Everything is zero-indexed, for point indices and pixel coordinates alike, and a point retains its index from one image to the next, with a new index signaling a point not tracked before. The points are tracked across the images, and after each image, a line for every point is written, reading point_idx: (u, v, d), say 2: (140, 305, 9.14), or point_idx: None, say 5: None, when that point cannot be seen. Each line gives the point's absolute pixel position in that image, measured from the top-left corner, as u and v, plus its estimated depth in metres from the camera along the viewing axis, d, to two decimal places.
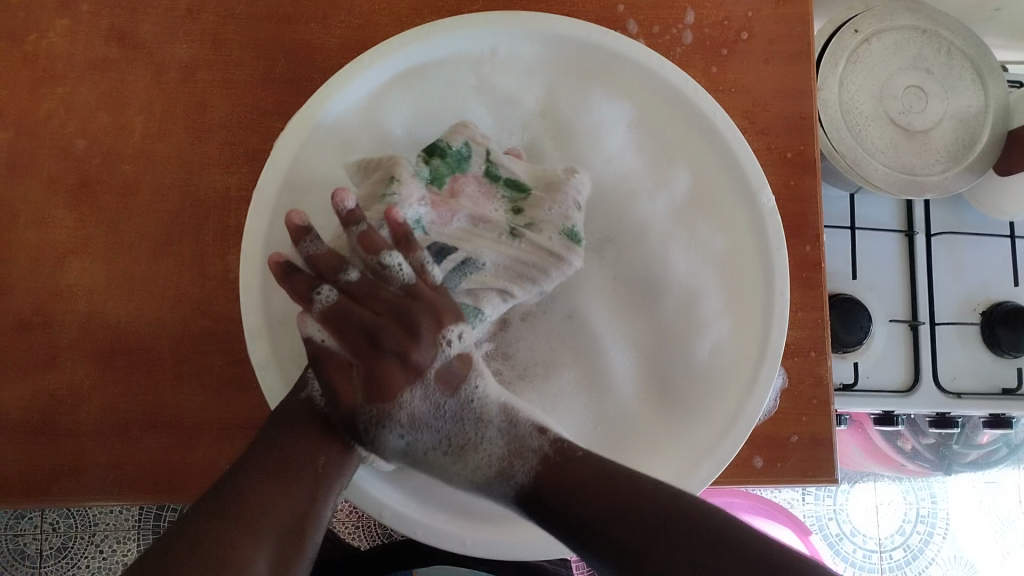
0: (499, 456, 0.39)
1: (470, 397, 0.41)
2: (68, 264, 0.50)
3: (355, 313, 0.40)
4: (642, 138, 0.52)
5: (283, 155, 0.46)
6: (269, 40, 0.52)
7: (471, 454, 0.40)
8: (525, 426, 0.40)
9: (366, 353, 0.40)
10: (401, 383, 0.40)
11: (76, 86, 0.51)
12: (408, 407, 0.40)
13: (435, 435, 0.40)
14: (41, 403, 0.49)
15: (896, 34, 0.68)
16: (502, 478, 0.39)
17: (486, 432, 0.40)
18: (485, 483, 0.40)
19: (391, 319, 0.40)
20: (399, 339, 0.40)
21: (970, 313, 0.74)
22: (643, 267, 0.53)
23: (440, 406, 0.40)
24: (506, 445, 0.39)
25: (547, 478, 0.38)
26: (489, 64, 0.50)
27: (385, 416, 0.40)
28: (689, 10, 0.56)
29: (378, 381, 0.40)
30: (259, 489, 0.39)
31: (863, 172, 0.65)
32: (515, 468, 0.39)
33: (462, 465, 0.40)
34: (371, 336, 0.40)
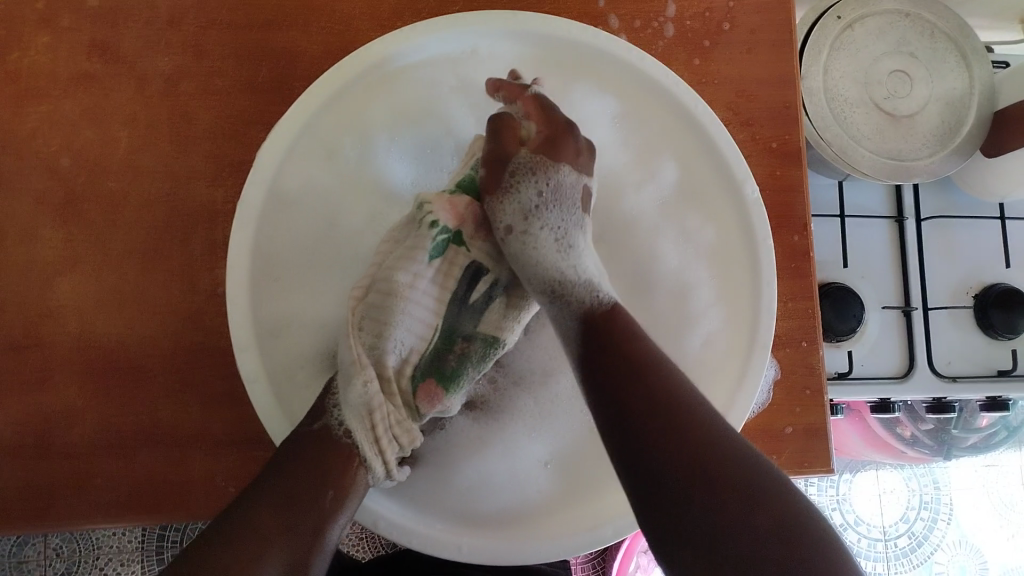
0: (581, 275, 0.45)
1: (566, 237, 0.46)
2: (56, 281, 0.50)
3: (523, 182, 0.46)
4: (626, 133, 0.52)
5: (265, 164, 0.46)
6: (250, 48, 0.52)
7: (571, 256, 0.46)
8: (600, 290, 0.44)
9: (505, 179, 0.46)
10: (567, 162, 0.46)
11: (58, 103, 0.51)
12: (558, 176, 0.46)
13: (553, 210, 0.46)
14: (33, 422, 0.49)
15: (877, 19, 0.68)
16: (575, 290, 0.44)
17: (579, 253, 0.46)
18: (557, 287, 0.45)
19: (554, 142, 0.46)
20: (539, 189, 0.46)
21: (963, 296, 0.74)
22: (636, 265, 0.52)
23: (545, 204, 0.46)
24: (582, 276, 0.45)
25: (611, 318, 0.43)
26: (469, 63, 0.50)
27: (502, 176, 0.46)
28: (670, 3, 0.56)
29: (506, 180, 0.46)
30: (264, 519, 0.37)
31: (851, 160, 0.65)
32: (592, 285, 0.45)
33: (545, 295, 0.46)
34: (506, 165, 0.46)
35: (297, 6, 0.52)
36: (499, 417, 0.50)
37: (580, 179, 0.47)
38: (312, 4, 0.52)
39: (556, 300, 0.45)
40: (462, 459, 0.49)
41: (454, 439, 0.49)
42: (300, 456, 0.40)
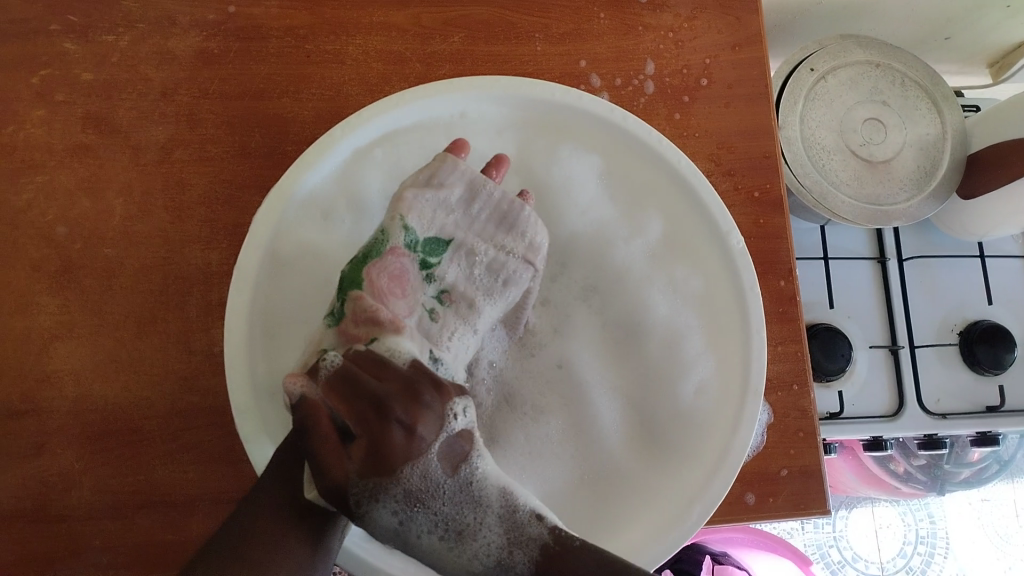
0: (497, 548, 0.37)
1: (477, 476, 0.38)
2: (53, 349, 0.50)
3: (359, 377, 0.38)
4: (613, 188, 0.53)
5: (261, 234, 0.46)
6: (243, 116, 0.53)
7: (469, 544, 0.37)
8: (519, 554, 0.37)
9: (371, 421, 0.37)
10: (402, 457, 0.37)
11: (55, 174, 0.52)
12: (404, 481, 0.37)
13: (431, 519, 0.37)
14: (31, 490, 0.49)
15: (850, 69, 0.70)
16: (501, 571, 0.37)
17: (484, 522, 0.37)
18: None
19: (380, 448, 0.36)
20: (407, 409, 0.37)
21: (948, 333, 0.75)
22: (624, 312, 0.54)
23: (439, 485, 0.37)
24: (502, 535, 0.37)
25: (551, 572, 0.36)
26: (459, 126, 0.51)
27: (379, 490, 0.37)
28: (648, 62, 0.58)
29: (379, 450, 0.36)
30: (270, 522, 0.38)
31: (831, 206, 0.66)
32: (513, 560, 0.37)
33: (474, 543, 0.37)
34: (379, 402, 0.37)
35: (287, 74, 0.54)
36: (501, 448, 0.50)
37: (466, 417, 0.39)
38: (303, 72, 0.54)
39: (497, 571, 0.37)
40: None
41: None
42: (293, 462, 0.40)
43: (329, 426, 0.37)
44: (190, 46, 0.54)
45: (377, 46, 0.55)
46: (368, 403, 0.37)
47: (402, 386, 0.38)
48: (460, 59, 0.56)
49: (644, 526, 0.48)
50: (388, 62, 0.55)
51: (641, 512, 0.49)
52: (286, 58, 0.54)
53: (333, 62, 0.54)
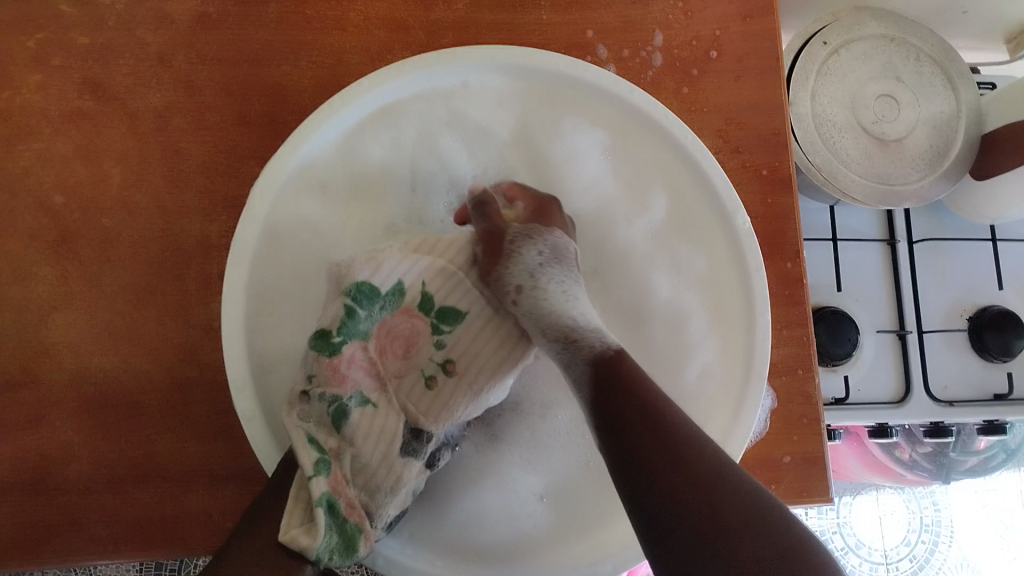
0: (593, 325, 0.42)
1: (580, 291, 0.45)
2: (48, 319, 0.49)
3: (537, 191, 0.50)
4: (618, 164, 0.51)
5: (258, 206, 0.45)
6: (242, 83, 0.52)
7: (573, 308, 0.42)
8: (591, 341, 0.41)
9: (495, 245, 0.47)
10: (557, 224, 0.48)
11: (51, 141, 0.51)
12: (551, 237, 0.47)
13: (553, 286, 0.44)
14: (26, 461, 0.48)
15: (863, 44, 0.68)
16: (590, 334, 0.41)
17: (592, 305, 0.44)
18: (570, 332, 0.41)
19: (500, 247, 0.46)
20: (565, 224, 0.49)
21: (957, 320, 0.74)
22: (629, 297, 0.52)
23: (567, 265, 0.46)
24: (596, 325, 0.42)
25: (609, 364, 0.39)
26: (462, 97, 0.49)
27: (535, 232, 0.46)
28: (657, 33, 0.57)
29: (543, 216, 0.48)
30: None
31: (841, 184, 0.65)
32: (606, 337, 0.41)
33: (569, 330, 0.41)
34: (499, 234, 0.47)
35: (287, 41, 0.53)
36: (507, 446, 0.50)
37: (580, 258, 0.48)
38: (304, 39, 0.53)
39: (569, 347, 0.41)
40: (460, 487, 0.48)
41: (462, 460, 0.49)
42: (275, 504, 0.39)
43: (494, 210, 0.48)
44: (189, 11, 0.53)
45: (380, 14, 0.54)
46: (489, 231, 0.47)
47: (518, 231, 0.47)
48: (463, 29, 0.55)
49: None
50: (390, 30, 0.54)
51: None
52: (286, 25, 0.53)
53: (333, 30, 0.53)
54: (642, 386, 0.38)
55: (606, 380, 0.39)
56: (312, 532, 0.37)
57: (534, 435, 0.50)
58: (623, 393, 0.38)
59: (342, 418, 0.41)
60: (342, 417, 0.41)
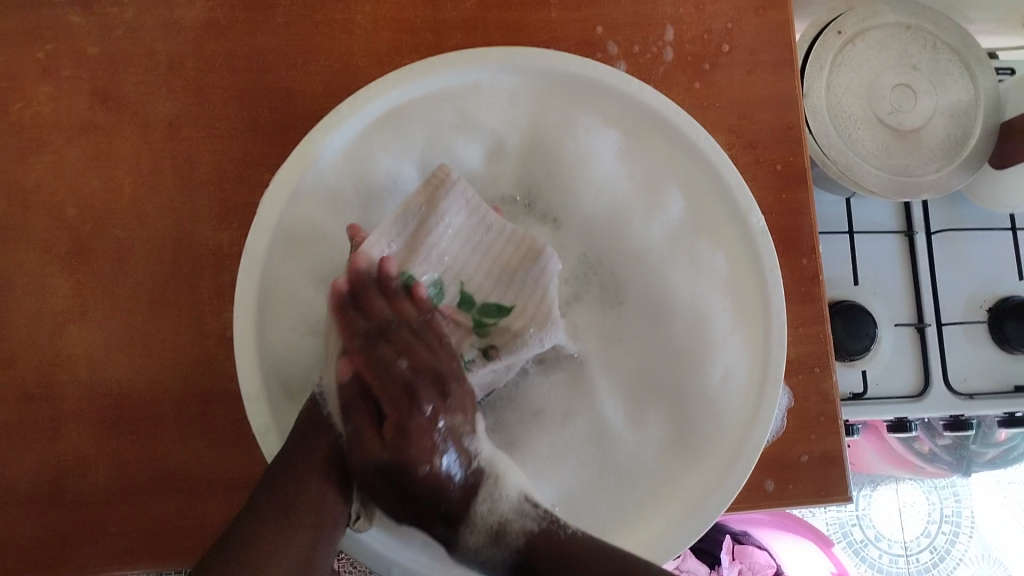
0: (509, 511, 0.39)
1: (491, 467, 0.40)
2: (62, 330, 0.49)
3: (392, 369, 0.39)
4: (631, 165, 0.49)
5: (268, 213, 0.44)
6: (250, 90, 0.52)
7: (496, 503, 0.39)
8: (517, 532, 0.38)
9: (403, 405, 0.39)
10: (421, 420, 0.38)
11: (61, 152, 0.51)
12: (431, 408, 0.39)
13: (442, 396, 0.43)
14: (44, 473, 0.48)
15: (879, 33, 0.67)
16: (496, 539, 0.38)
17: (503, 496, 0.39)
18: (485, 561, 0.38)
19: (411, 432, 0.38)
20: (433, 398, 0.39)
21: (977, 311, 0.73)
22: (649, 301, 0.50)
23: (472, 460, 0.39)
24: (511, 505, 0.39)
25: (541, 547, 0.38)
26: (472, 98, 0.47)
27: (406, 428, 0.38)
28: (668, 28, 0.56)
29: (410, 398, 0.39)
30: (262, 533, 0.37)
31: (857, 178, 0.64)
32: (516, 525, 0.38)
33: (472, 534, 0.38)
34: (410, 392, 0.39)
35: (294, 45, 0.52)
36: (522, 450, 0.47)
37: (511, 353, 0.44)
38: (312, 42, 0.53)
39: (492, 548, 0.38)
40: None
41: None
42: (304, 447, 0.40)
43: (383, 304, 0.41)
44: (196, 18, 0.52)
45: (387, 14, 0.53)
46: (372, 330, 0.41)
47: (422, 363, 0.40)
48: (472, 28, 0.54)
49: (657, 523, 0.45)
50: (398, 32, 0.53)
51: (652, 525, 0.45)
52: (294, 30, 0.53)
53: (342, 32, 0.53)
54: (573, 556, 0.37)
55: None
56: None
57: (552, 442, 0.48)
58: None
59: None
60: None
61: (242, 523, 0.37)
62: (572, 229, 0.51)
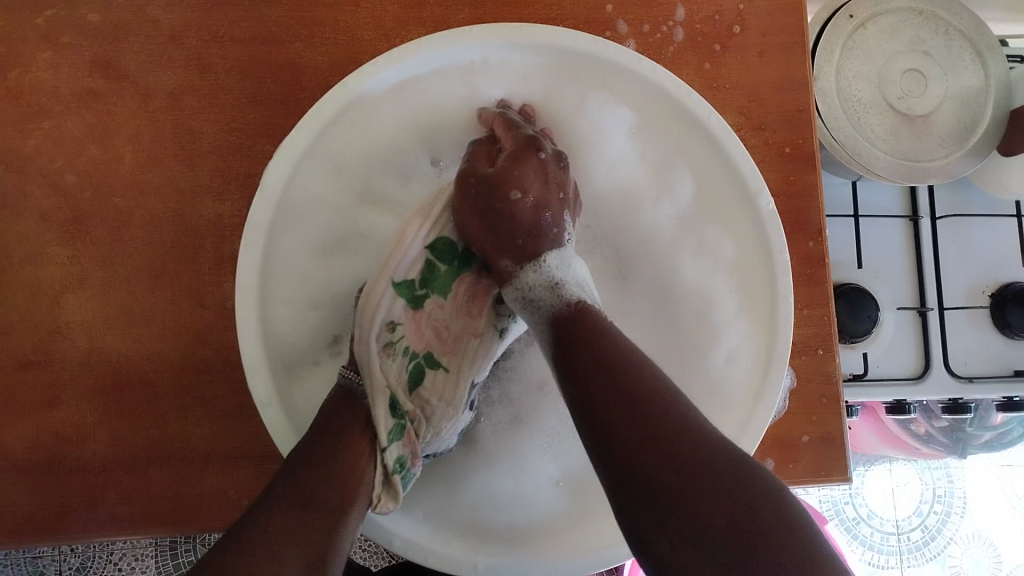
0: (570, 284, 0.39)
1: (569, 254, 0.40)
2: (63, 300, 0.49)
3: (518, 133, 0.43)
4: (642, 144, 0.49)
5: (272, 187, 0.44)
6: (253, 62, 0.51)
7: (558, 267, 0.39)
8: (571, 291, 0.38)
9: (515, 164, 0.41)
10: (534, 179, 0.41)
11: (62, 120, 0.50)
12: (537, 151, 0.42)
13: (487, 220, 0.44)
14: (44, 442, 0.48)
15: (890, 18, 0.67)
16: (551, 289, 0.38)
17: (564, 267, 0.39)
18: (530, 292, 0.39)
19: (518, 155, 0.41)
20: (536, 163, 0.42)
21: (979, 297, 0.73)
22: (653, 282, 0.50)
23: (563, 227, 0.41)
24: (574, 283, 0.39)
25: (588, 317, 0.36)
26: (481, 74, 0.47)
27: (526, 153, 0.42)
28: (679, 6, 0.55)
29: (522, 156, 0.41)
30: (280, 522, 0.34)
31: (865, 162, 0.63)
32: (567, 292, 0.38)
33: (528, 273, 0.39)
34: (531, 139, 0.42)
35: (298, 17, 0.52)
36: (528, 425, 0.47)
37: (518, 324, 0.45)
38: (316, 14, 0.52)
39: (545, 294, 0.38)
40: (476, 469, 0.47)
41: (479, 442, 0.47)
42: (315, 455, 0.38)
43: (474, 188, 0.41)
44: None
45: None
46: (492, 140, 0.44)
47: (553, 151, 0.43)
48: (480, 3, 0.53)
49: None
50: (405, 5, 0.52)
51: None
52: (298, 0, 0.52)
53: (348, 4, 0.52)
54: (615, 337, 0.35)
55: (570, 338, 0.35)
56: (392, 494, 0.41)
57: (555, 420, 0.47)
58: (597, 349, 0.34)
59: (414, 383, 0.43)
60: (415, 380, 0.43)
61: (255, 513, 0.35)
62: (576, 209, 0.50)
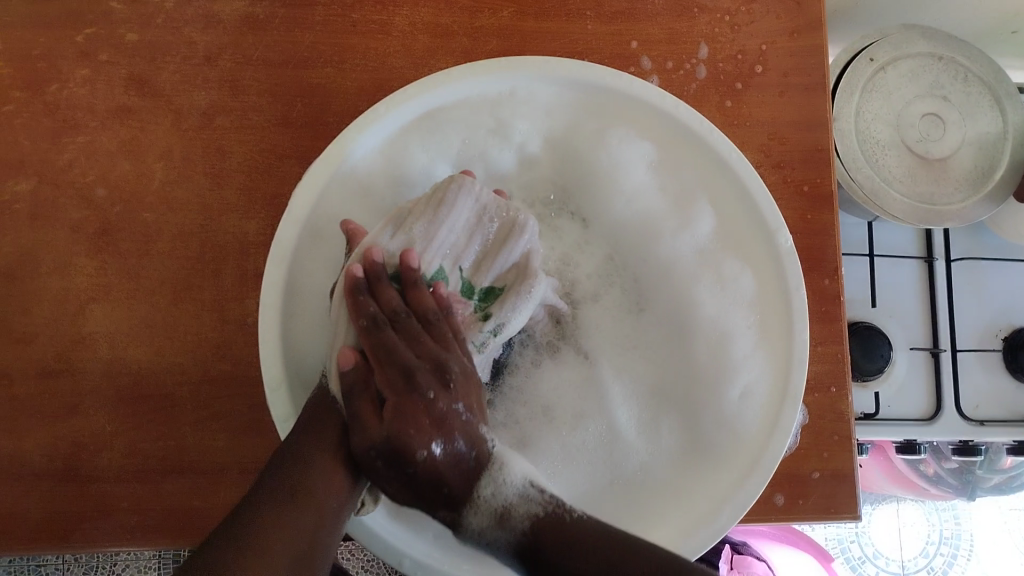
0: (513, 496, 0.37)
1: (484, 448, 0.38)
2: (88, 310, 0.50)
3: (396, 344, 0.38)
4: (663, 178, 0.49)
5: (299, 207, 0.44)
6: (285, 85, 0.52)
7: (497, 485, 0.37)
8: (520, 514, 0.36)
9: (407, 416, 0.36)
10: (427, 420, 0.36)
11: (96, 135, 0.52)
12: (394, 301, 0.40)
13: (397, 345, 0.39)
14: (62, 450, 0.49)
15: (910, 61, 0.67)
16: (501, 522, 0.36)
17: (505, 488, 0.37)
18: (483, 535, 0.37)
19: (405, 411, 0.36)
20: (433, 383, 0.37)
21: (991, 340, 0.74)
22: (670, 309, 0.51)
23: (453, 407, 0.37)
24: (517, 493, 0.37)
25: (547, 528, 0.35)
26: (507, 104, 0.48)
27: (403, 404, 0.37)
28: (702, 45, 0.56)
29: (409, 377, 0.37)
30: (270, 518, 0.35)
31: (883, 204, 0.64)
32: (514, 513, 0.36)
33: (472, 516, 0.37)
34: (409, 374, 0.37)
35: (330, 43, 0.53)
36: (534, 451, 0.47)
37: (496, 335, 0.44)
38: (348, 41, 0.53)
39: (494, 527, 0.36)
40: None
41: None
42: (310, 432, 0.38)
43: (369, 400, 0.38)
44: (236, 11, 0.53)
45: (424, 18, 0.54)
46: (382, 316, 0.39)
47: (432, 353, 0.39)
48: (507, 34, 0.54)
49: (663, 534, 0.45)
50: (434, 35, 0.54)
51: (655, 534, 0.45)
52: (331, 27, 0.53)
53: (379, 32, 0.53)
54: (577, 537, 0.34)
55: (546, 559, 0.34)
56: (379, 498, 0.41)
57: (567, 439, 0.49)
58: (566, 566, 0.33)
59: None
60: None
61: (245, 507, 0.35)
62: (597, 230, 0.52)
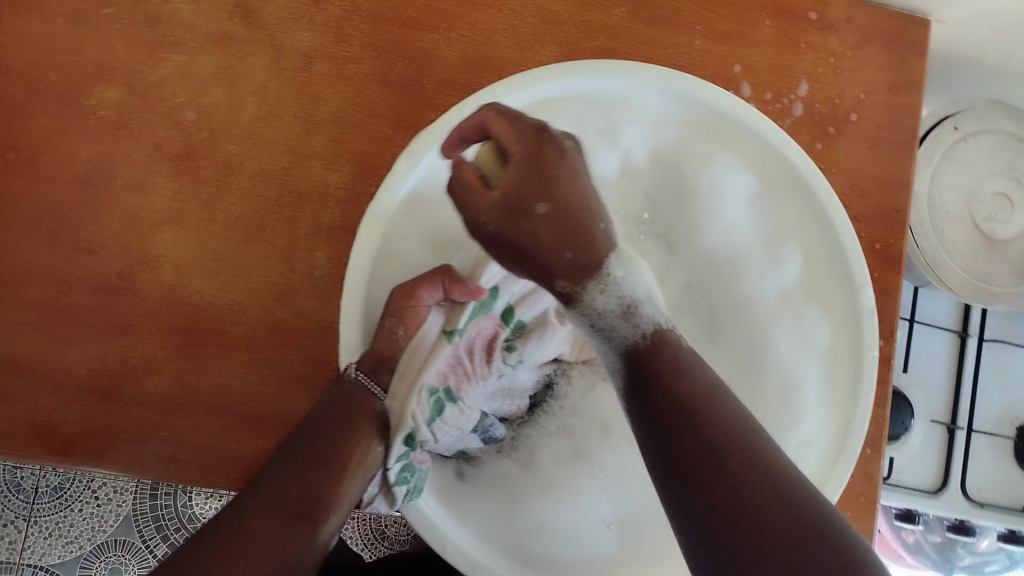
0: (636, 296, 0.37)
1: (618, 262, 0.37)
2: (158, 233, 0.49)
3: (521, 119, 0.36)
4: (759, 215, 0.49)
5: (403, 173, 0.43)
6: (389, 42, 0.51)
7: (610, 279, 0.37)
8: (644, 314, 0.37)
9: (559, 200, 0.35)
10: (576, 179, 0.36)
11: (193, 56, 0.50)
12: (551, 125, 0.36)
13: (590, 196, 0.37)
14: (109, 366, 0.48)
15: (992, 138, 0.66)
16: (626, 318, 0.37)
17: (624, 290, 0.37)
18: (603, 323, 0.37)
19: (535, 160, 0.35)
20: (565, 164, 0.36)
21: (1007, 427, 0.74)
22: (744, 346, 0.50)
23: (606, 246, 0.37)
24: (637, 293, 0.38)
25: (668, 351, 0.37)
26: (621, 109, 0.48)
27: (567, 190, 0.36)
28: (803, 83, 0.56)
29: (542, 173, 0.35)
30: (260, 525, 0.41)
31: (939, 274, 0.65)
32: (639, 319, 0.37)
33: (596, 299, 0.37)
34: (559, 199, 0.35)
35: (441, 9, 0.52)
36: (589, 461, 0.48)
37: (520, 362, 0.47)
38: (459, 10, 0.52)
39: (619, 322, 0.37)
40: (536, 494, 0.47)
41: (539, 466, 0.48)
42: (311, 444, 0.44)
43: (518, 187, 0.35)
44: None
45: (537, 2, 0.53)
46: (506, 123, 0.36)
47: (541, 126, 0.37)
48: (616, 34, 0.54)
49: None
50: (544, 21, 0.53)
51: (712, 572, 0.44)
52: None
53: (489, 8, 0.52)
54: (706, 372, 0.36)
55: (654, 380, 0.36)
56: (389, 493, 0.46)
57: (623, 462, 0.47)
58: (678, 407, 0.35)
59: (435, 415, 0.45)
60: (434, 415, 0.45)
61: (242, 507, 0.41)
62: (678, 262, 0.51)
